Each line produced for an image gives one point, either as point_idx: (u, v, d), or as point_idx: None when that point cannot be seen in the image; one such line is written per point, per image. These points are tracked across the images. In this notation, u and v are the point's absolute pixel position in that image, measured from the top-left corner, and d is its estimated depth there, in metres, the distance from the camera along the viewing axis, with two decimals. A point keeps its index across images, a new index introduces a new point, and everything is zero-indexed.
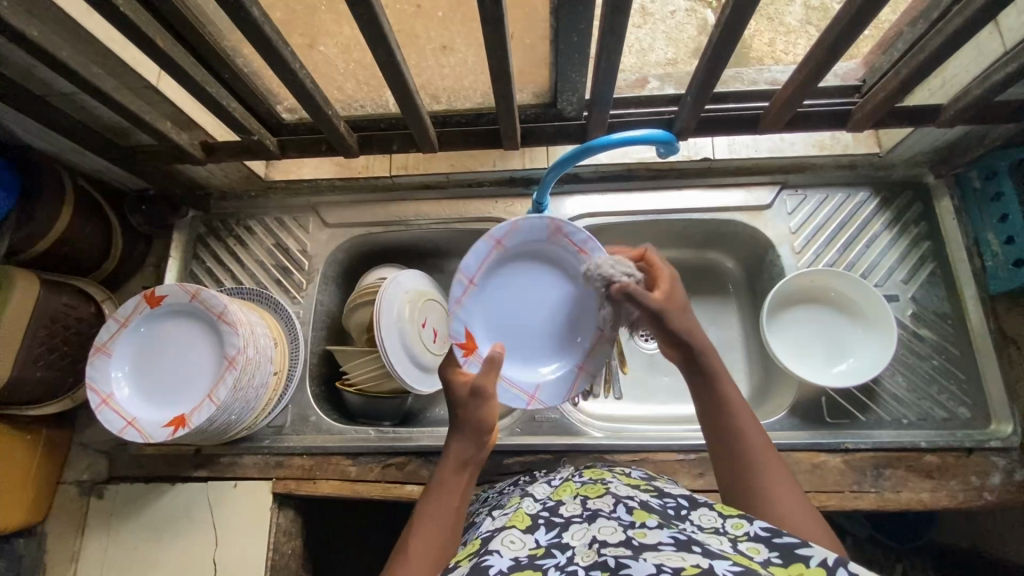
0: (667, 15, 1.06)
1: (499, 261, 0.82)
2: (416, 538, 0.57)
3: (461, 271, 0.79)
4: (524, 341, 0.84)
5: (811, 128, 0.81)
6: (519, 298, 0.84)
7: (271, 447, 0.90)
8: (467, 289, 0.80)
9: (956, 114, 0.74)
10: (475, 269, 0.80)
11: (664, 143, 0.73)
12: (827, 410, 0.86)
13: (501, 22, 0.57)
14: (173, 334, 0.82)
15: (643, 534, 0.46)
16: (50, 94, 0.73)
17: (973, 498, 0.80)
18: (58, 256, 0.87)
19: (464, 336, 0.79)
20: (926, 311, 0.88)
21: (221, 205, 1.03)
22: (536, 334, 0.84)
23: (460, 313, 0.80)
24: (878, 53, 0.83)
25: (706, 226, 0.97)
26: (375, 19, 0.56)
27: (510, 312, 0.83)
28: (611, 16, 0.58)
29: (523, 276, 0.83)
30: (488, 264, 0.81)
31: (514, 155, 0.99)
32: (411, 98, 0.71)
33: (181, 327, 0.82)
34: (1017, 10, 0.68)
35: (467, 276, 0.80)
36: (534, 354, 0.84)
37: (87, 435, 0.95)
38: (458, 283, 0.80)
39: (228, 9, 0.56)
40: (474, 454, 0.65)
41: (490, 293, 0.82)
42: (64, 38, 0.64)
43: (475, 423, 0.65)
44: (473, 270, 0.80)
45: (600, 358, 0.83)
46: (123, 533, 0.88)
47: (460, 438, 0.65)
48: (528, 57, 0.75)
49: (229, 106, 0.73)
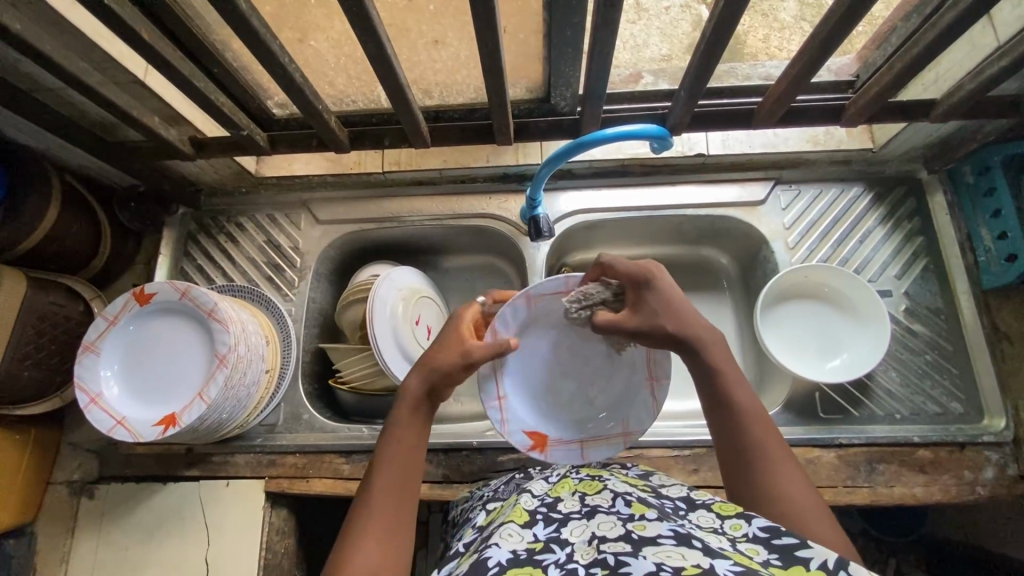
0: (661, 11, 1.05)
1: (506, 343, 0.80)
2: (377, 489, 0.56)
3: (499, 430, 0.77)
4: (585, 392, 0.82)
5: (804, 124, 0.81)
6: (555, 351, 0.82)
7: (263, 446, 0.89)
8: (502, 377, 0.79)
9: (949, 110, 0.74)
10: (496, 388, 0.78)
11: (658, 138, 0.73)
12: (821, 406, 0.86)
13: (492, 15, 0.56)
14: (161, 316, 0.82)
15: (642, 526, 0.46)
16: (35, 89, 0.72)
17: (966, 493, 0.80)
18: (45, 254, 0.86)
19: (525, 428, 0.78)
20: (919, 306, 0.89)
21: (211, 201, 1.02)
22: (586, 383, 0.82)
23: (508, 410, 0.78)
24: (871, 48, 0.83)
25: (700, 222, 0.97)
26: (364, 12, 0.56)
27: (551, 380, 0.82)
28: (604, 10, 0.57)
29: (535, 342, 0.81)
30: (498, 364, 0.79)
31: (507, 150, 0.98)
32: (403, 93, 0.71)
33: (167, 317, 0.81)
34: (1010, 4, 0.68)
35: (495, 400, 0.78)
36: (601, 405, 0.81)
37: (78, 434, 0.94)
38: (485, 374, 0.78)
39: (215, 2, 0.55)
40: (429, 397, 0.62)
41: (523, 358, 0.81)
42: (48, 31, 0.63)
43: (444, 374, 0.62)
44: (494, 389, 0.78)
45: (661, 364, 0.76)
46: (114, 533, 0.87)
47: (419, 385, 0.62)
48: (521, 52, 0.74)
49: (218, 101, 0.72)
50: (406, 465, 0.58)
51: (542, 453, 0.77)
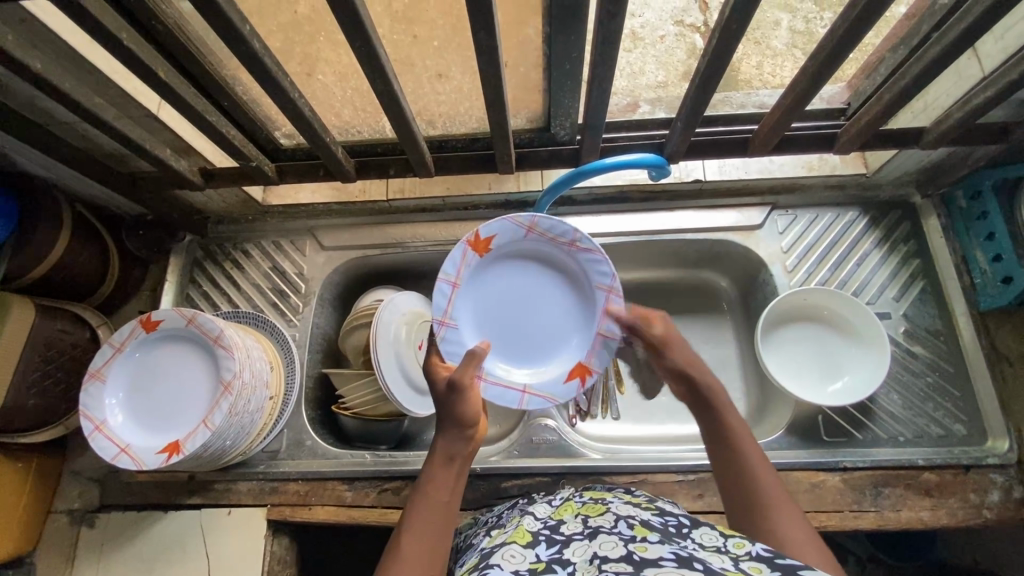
0: (657, 40, 1.09)
1: (472, 330, 0.82)
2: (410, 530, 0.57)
3: (547, 395, 0.82)
4: (551, 310, 0.84)
5: (798, 151, 0.83)
6: (494, 313, 0.83)
7: (266, 473, 0.88)
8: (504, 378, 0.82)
9: (938, 137, 0.76)
10: (512, 378, 0.83)
11: (655, 166, 0.76)
12: (825, 428, 0.86)
13: (496, 52, 0.59)
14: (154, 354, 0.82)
15: (644, 548, 0.47)
16: (51, 122, 0.74)
17: (972, 516, 0.79)
18: (53, 282, 0.87)
19: (561, 376, 0.83)
20: (918, 329, 0.89)
21: (218, 229, 1.03)
22: (535, 301, 0.84)
23: (535, 386, 0.83)
24: (861, 77, 0.85)
25: (699, 246, 0.98)
26: (373, 51, 0.58)
27: (524, 323, 0.84)
28: (601, 47, 0.60)
29: (482, 315, 0.83)
30: (501, 365, 0.83)
31: (508, 178, 1.00)
32: (409, 126, 0.73)
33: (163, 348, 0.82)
34: (994, 36, 0.70)
35: (517, 385, 0.82)
36: (556, 305, 0.84)
37: (80, 462, 0.94)
38: (491, 392, 0.81)
39: (228, 42, 0.57)
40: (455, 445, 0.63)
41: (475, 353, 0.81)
42: (66, 68, 0.65)
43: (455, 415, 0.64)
44: (513, 379, 0.83)
45: (546, 231, 0.80)
46: (114, 564, 0.86)
47: (445, 435, 0.64)
48: (521, 84, 0.77)
49: (228, 133, 0.74)
50: (442, 512, 0.59)
51: (592, 373, 0.83)
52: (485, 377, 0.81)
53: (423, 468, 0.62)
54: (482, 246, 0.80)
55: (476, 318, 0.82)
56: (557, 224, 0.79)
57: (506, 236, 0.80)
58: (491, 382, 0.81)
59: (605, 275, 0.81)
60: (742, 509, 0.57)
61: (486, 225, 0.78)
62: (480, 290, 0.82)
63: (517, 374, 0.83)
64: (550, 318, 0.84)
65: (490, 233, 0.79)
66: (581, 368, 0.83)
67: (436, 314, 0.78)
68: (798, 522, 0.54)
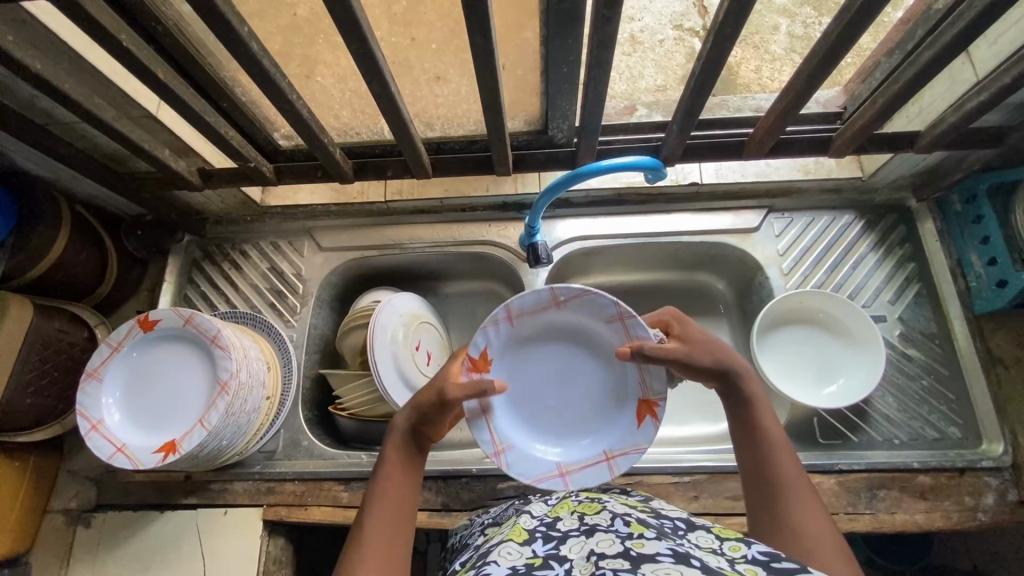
0: (655, 43, 1.10)
1: (524, 435, 0.78)
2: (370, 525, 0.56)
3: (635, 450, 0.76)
4: (582, 369, 0.80)
5: (793, 155, 0.84)
6: (536, 405, 0.80)
7: (262, 473, 0.88)
8: (582, 460, 0.77)
9: (933, 141, 0.77)
10: (592, 452, 0.78)
11: (652, 168, 0.76)
12: (819, 431, 0.87)
13: (492, 55, 0.59)
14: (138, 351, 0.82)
15: (641, 544, 0.47)
16: (50, 122, 0.75)
17: (967, 519, 0.80)
18: (51, 281, 0.87)
19: (633, 423, 0.77)
20: (914, 332, 0.90)
21: (217, 230, 1.04)
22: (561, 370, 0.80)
23: (615, 448, 0.77)
24: (857, 82, 0.86)
25: (696, 249, 0.99)
26: (370, 53, 0.59)
27: (569, 399, 0.80)
28: (597, 50, 0.60)
29: (527, 424, 0.79)
30: (574, 446, 0.79)
31: (506, 180, 1.00)
32: (406, 127, 0.73)
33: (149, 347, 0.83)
34: (987, 41, 0.71)
35: (603, 455, 0.77)
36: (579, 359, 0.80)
37: (77, 461, 0.94)
38: (581, 482, 0.75)
39: (227, 43, 0.57)
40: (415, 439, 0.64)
41: (539, 455, 0.78)
42: (66, 69, 0.65)
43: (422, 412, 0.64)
44: (594, 453, 0.78)
45: (524, 305, 0.76)
46: (108, 564, 0.86)
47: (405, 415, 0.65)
48: (519, 87, 0.78)
49: (227, 134, 0.75)
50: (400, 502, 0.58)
51: (660, 403, 0.75)
52: (567, 471, 0.76)
53: (381, 448, 0.63)
54: (483, 360, 0.76)
55: (522, 423, 0.79)
56: (532, 297, 0.75)
57: (495, 338, 0.77)
58: (574, 472, 0.76)
59: (610, 305, 0.74)
60: (764, 510, 0.55)
61: (472, 344, 0.75)
62: (508, 408, 0.78)
63: (594, 444, 0.78)
64: (585, 375, 0.80)
65: (480, 349, 0.76)
66: (649, 405, 0.76)
67: (488, 451, 0.75)
68: (819, 522, 0.53)
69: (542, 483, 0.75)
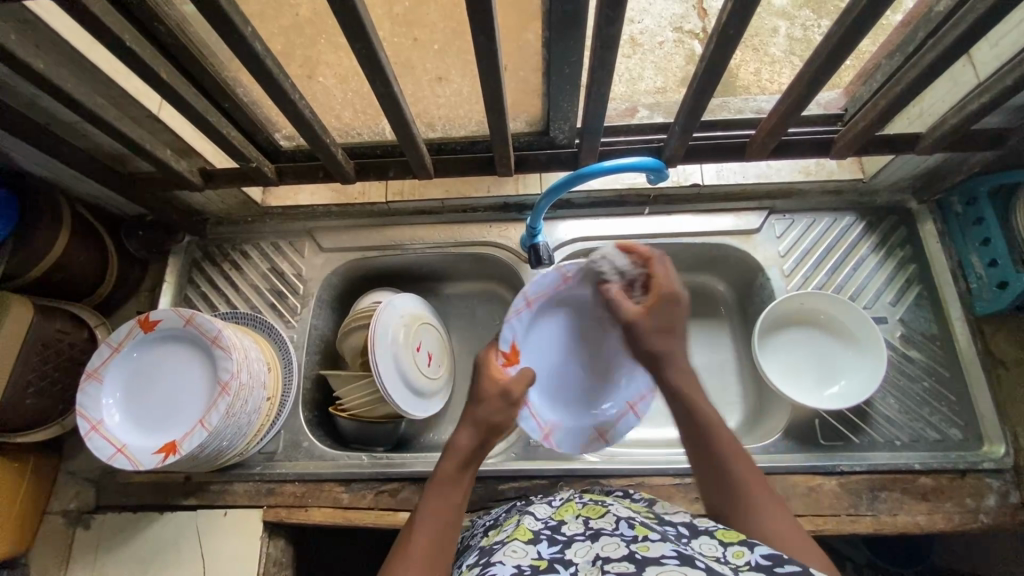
0: (655, 45, 1.10)
1: (557, 404, 0.87)
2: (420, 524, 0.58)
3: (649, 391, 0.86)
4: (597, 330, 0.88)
5: (795, 157, 0.84)
6: (563, 377, 0.88)
7: (263, 475, 0.88)
8: (614, 417, 0.87)
9: (934, 143, 0.77)
10: (620, 409, 0.87)
11: (654, 170, 0.76)
12: (821, 432, 0.86)
13: (495, 56, 0.59)
14: (171, 353, 0.82)
15: (646, 547, 0.47)
16: (52, 123, 0.74)
17: (969, 521, 0.80)
18: (51, 281, 0.87)
19: None
20: (915, 333, 0.90)
21: (217, 230, 1.04)
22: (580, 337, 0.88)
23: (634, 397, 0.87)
24: (858, 84, 0.86)
25: (697, 250, 0.99)
26: (374, 53, 0.59)
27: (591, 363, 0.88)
28: (600, 52, 0.60)
29: (558, 394, 0.88)
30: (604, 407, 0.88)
31: (507, 181, 1.00)
32: (408, 129, 0.74)
33: (180, 349, 0.82)
34: (988, 44, 0.71)
35: (628, 408, 0.86)
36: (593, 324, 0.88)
37: (76, 463, 0.93)
38: (619, 435, 0.86)
39: (231, 44, 0.57)
40: (476, 453, 0.66)
41: (580, 419, 0.87)
42: (68, 69, 0.65)
43: (491, 423, 0.68)
44: (624, 410, 0.87)
45: (543, 286, 0.85)
46: (108, 565, 0.85)
47: (468, 433, 0.66)
48: (521, 88, 0.78)
49: (229, 135, 0.75)
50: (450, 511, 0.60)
51: None
52: (603, 431, 0.86)
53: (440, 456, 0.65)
54: (513, 352, 0.84)
55: (557, 398, 0.88)
56: (545, 281, 0.85)
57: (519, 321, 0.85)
58: (610, 429, 0.86)
59: None
60: (725, 499, 0.57)
61: (501, 340, 0.83)
62: (539, 382, 0.87)
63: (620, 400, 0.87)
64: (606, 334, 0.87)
65: (509, 340, 0.84)
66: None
67: (534, 436, 0.83)
68: (783, 518, 0.55)
69: (588, 446, 0.85)
